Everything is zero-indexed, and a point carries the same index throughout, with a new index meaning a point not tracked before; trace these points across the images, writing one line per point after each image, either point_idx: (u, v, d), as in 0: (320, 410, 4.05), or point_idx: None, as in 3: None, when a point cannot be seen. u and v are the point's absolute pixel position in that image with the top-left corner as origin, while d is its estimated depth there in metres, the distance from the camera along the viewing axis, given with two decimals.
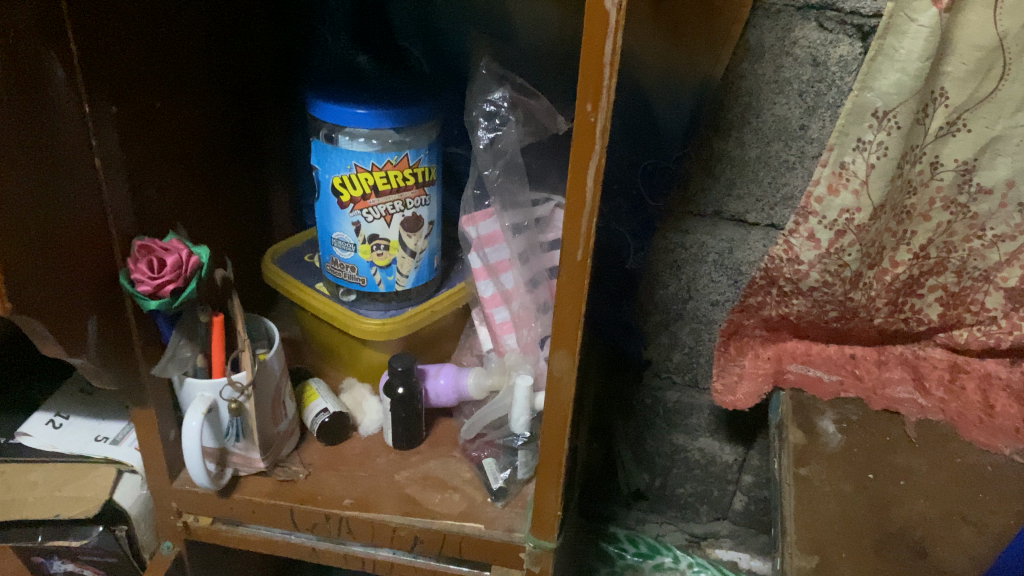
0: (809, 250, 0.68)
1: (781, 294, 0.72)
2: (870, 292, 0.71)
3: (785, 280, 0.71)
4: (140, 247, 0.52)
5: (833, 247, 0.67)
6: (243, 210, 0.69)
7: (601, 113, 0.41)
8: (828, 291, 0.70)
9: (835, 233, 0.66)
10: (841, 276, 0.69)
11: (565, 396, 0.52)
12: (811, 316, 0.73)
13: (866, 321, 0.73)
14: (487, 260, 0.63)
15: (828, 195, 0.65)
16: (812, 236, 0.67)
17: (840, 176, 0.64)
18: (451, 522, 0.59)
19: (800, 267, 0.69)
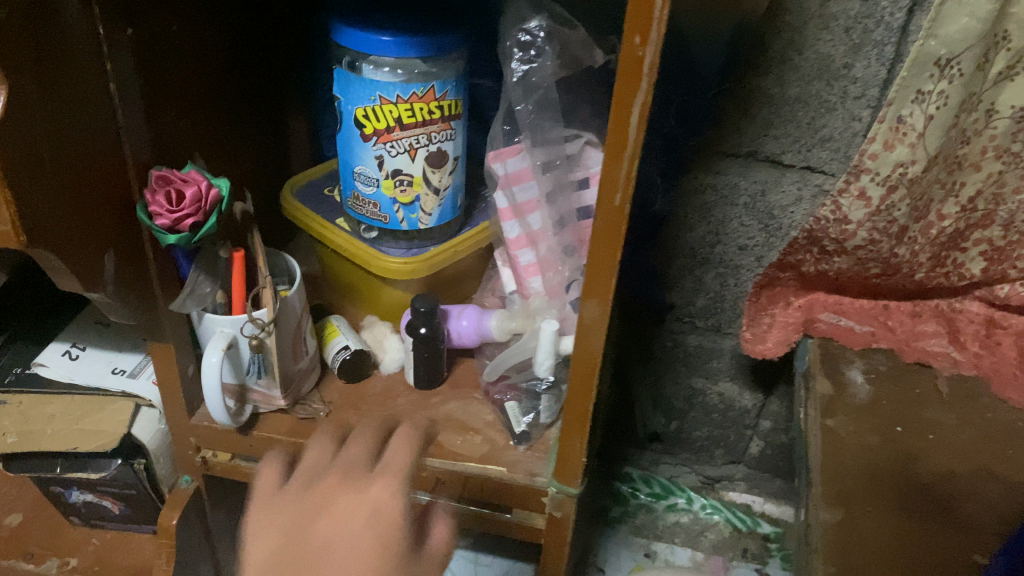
0: (858, 210, 0.66)
1: (823, 253, 0.70)
2: (915, 247, 0.69)
3: (829, 240, 0.69)
4: (158, 178, 0.49)
5: (884, 205, 0.65)
6: (262, 141, 0.66)
7: (649, 47, 0.39)
8: (874, 249, 0.68)
9: (886, 189, 0.64)
10: (878, 227, 0.66)
11: (595, 344, 0.50)
12: (851, 273, 0.71)
13: (906, 276, 0.71)
14: (514, 200, 0.61)
15: (883, 151, 0.62)
16: (862, 194, 0.65)
17: (897, 131, 0.61)
18: (473, 464, 0.59)
19: (847, 227, 0.67)
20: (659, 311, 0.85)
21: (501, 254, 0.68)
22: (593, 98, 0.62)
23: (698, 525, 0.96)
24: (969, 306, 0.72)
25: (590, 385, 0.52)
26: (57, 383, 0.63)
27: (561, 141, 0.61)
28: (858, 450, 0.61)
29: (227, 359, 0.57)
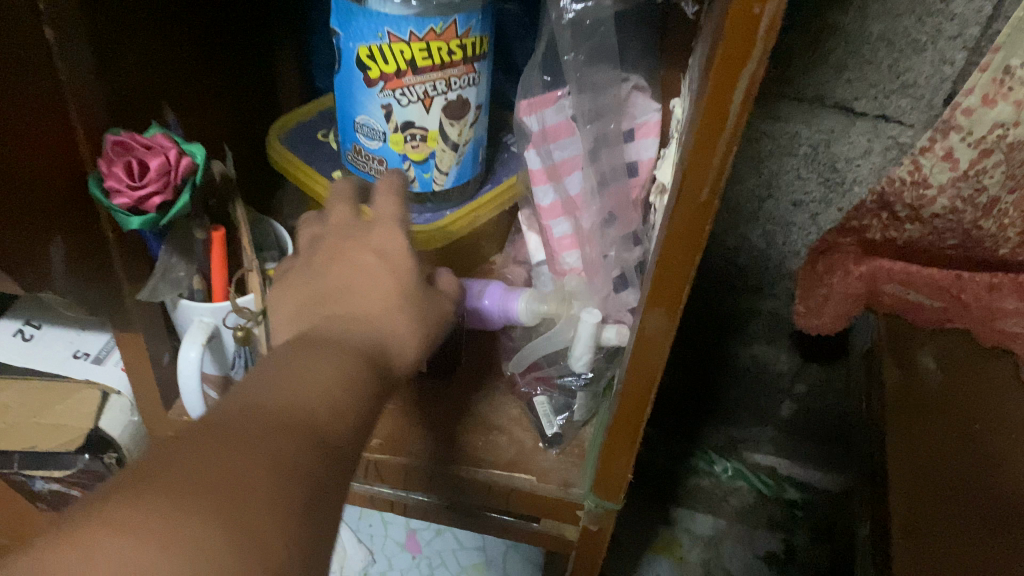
0: (942, 172, 0.57)
1: (894, 219, 0.62)
2: (1004, 221, 0.59)
3: (904, 205, 0.61)
4: (115, 145, 0.39)
5: (973, 169, 0.56)
6: (244, 78, 0.55)
7: (769, 2, 0.28)
8: (954, 218, 0.59)
9: (979, 152, 0.55)
10: (961, 195, 0.58)
11: (658, 358, 0.41)
12: (925, 241, 0.62)
13: (989, 250, 0.61)
14: (550, 159, 0.52)
15: (981, 107, 0.53)
16: (949, 155, 0.56)
17: (1002, 84, 0.52)
18: (497, 472, 0.51)
19: (927, 190, 0.58)
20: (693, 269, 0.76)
21: (526, 216, 0.58)
22: (645, 40, 0.51)
23: (720, 490, 0.91)
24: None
25: (647, 398, 0.44)
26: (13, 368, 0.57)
27: (615, 85, 0.50)
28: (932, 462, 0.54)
29: (207, 352, 0.48)
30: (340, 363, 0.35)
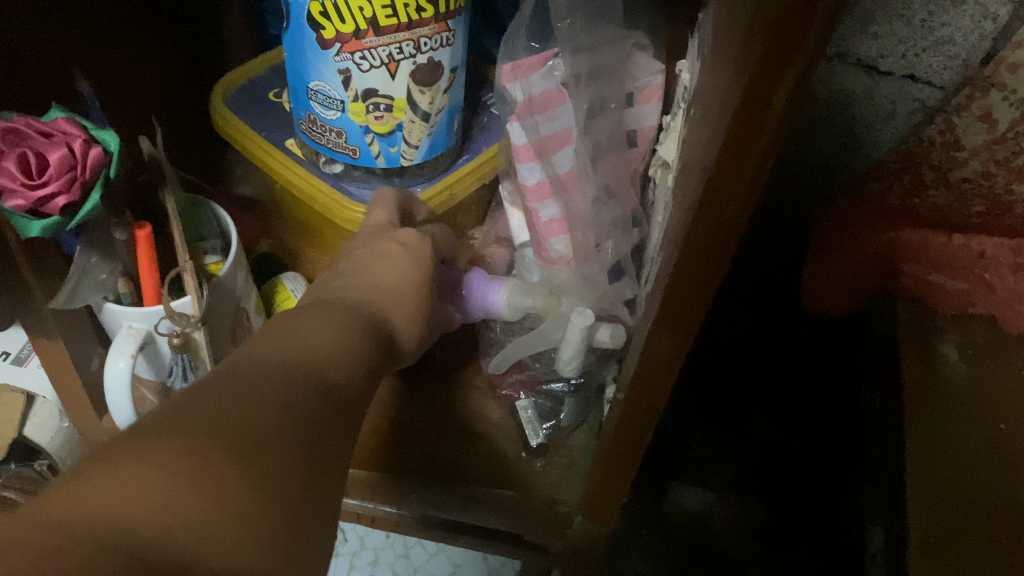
0: (977, 134, 0.52)
1: (917, 182, 0.56)
2: None
3: (927, 168, 0.55)
4: (5, 131, 0.32)
5: (1011, 133, 0.51)
6: (180, 33, 0.47)
7: None
8: (983, 185, 0.54)
9: (1020, 114, 0.50)
10: (995, 158, 0.53)
11: (662, 387, 0.35)
12: (946, 209, 0.56)
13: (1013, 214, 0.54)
14: (537, 133, 0.44)
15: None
16: (987, 116, 0.51)
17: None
18: (476, 486, 0.46)
19: (957, 154, 0.53)
20: None
21: (507, 189, 0.50)
22: None
23: None
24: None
25: (644, 429, 0.37)
26: None
27: (620, 45, 0.43)
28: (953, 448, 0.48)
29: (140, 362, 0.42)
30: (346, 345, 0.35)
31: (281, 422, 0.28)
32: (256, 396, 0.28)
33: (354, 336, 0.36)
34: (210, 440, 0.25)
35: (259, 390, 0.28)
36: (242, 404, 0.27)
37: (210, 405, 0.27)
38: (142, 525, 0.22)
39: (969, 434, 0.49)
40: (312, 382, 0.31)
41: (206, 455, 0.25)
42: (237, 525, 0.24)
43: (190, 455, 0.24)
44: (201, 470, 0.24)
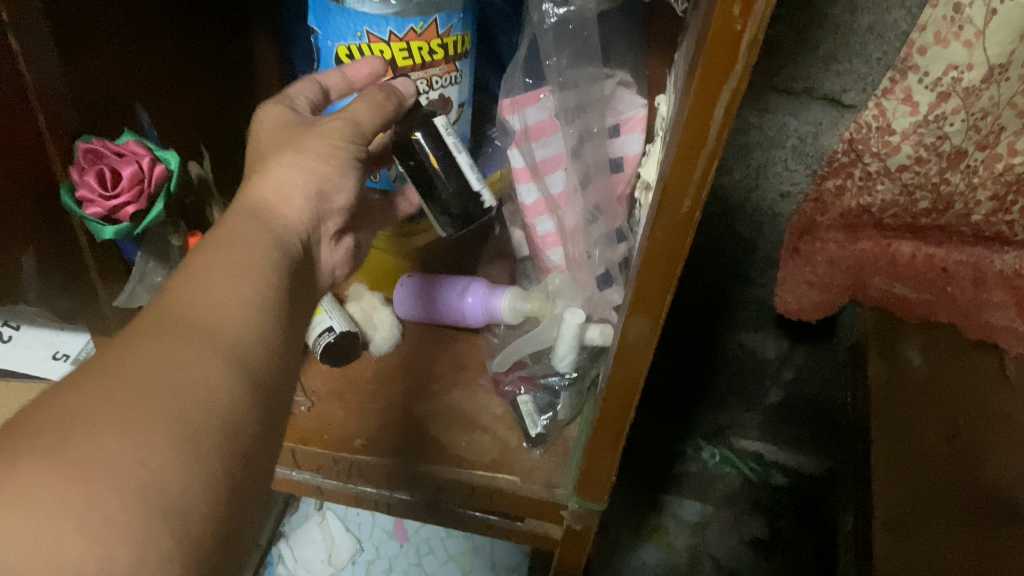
0: (903, 117, 0.54)
1: (866, 175, 0.59)
2: (972, 178, 0.56)
3: (870, 156, 0.58)
4: (86, 152, 0.38)
5: (933, 114, 0.52)
6: (223, 75, 0.54)
7: (752, 19, 0.27)
8: (920, 170, 0.56)
9: (937, 96, 0.52)
10: (924, 142, 0.54)
11: (640, 363, 0.41)
12: (896, 204, 0.59)
13: (962, 215, 0.58)
14: (533, 157, 0.51)
15: (935, 45, 0.50)
16: (909, 98, 0.53)
17: (952, 22, 0.48)
18: (480, 472, 0.51)
19: (890, 138, 0.55)
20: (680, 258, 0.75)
21: (510, 212, 0.57)
22: (630, 32, 0.51)
23: (708, 476, 0.93)
24: (1010, 258, 0.59)
25: (628, 406, 0.43)
26: None
27: (599, 81, 0.48)
28: (914, 443, 0.56)
29: None
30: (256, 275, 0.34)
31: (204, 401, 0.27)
32: (228, 301, 0.32)
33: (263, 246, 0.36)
34: (198, 349, 0.29)
35: (228, 297, 0.32)
36: (213, 314, 0.31)
37: (190, 318, 0.30)
38: (176, 424, 0.26)
39: (927, 429, 0.56)
40: (275, 287, 0.34)
41: (205, 362, 0.29)
42: (249, 423, 0.29)
43: (195, 365, 0.28)
44: (207, 377, 0.28)
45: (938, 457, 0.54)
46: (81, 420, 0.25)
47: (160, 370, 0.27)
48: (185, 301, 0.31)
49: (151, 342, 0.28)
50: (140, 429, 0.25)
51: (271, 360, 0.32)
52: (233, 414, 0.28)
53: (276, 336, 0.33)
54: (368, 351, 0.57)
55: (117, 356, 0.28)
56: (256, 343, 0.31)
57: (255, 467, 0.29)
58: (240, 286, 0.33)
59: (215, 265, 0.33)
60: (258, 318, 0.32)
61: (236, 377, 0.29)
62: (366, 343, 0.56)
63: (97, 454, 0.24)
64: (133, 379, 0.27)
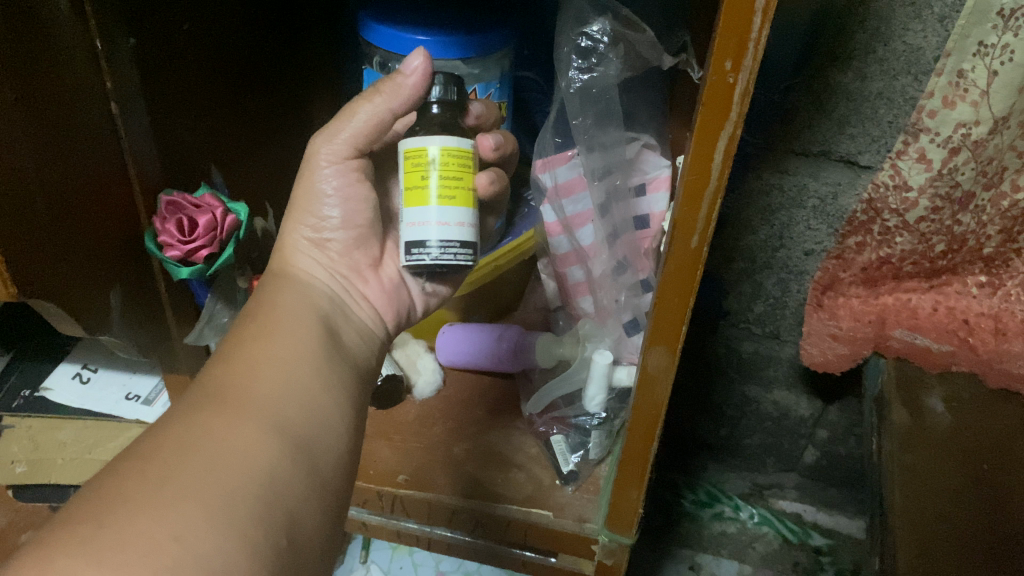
0: (919, 174, 0.58)
1: (885, 229, 0.62)
2: (982, 216, 0.59)
3: (889, 212, 0.61)
4: (168, 205, 0.45)
5: (946, 168, 0.56)
6: (287, 144, 0.60)
7: (743, 73, 0.30)
8: (936, 219, 0.60)
9: (948, 151, 0.56)
10: (940, 194, 0.58)
11: (660, 395, 0.43)
12: (915, 254, 0.63)
13: (974, 250, 0.61)
14: (564, 213, 0.55)
15: (943, 108, 0.54)
16: (922, 156, 0.57)
17: (957, 86, 0.52)
18: (516, 508, 0.54)
19: (907, 194, 0.59)
20: (713, 315, 0.78)
21: (542, 265, 0.62)
22: (650, 97, 0.55)
23: (746, 536, 0.96)
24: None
25: (653, 436, 0.46)
26: (68, 408, 0.65)
27: (623, 143, 0.53)
28: (938, 486, 0.55)
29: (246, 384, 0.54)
30: (263, 335, 0.42)
31: (234, 473, 0.33)
32: (256, 372, 0.39)
33: (272, 311, 0.45)
34: (234, 417, 0.36)
35: (262, 365, 0.40)
36: (250, 384, 0.38)
37: (222, 390, 0.37)
38: (216, 486, 0.32)
39: (950, 475, 0.56)
40: (285, 342, 0.42)
41: (242, 424, 0.35)
42: (279, 479, 0.34)
43: (232, 433, 0.35)
44: (240, 441, 0.34)
45: (963, 498, 0.54)
46: (129, 484, 0.31)
47: (197, 442, 0.33)
48: (222, 378, 0.38)
49: (188, 418, 0.35)
50: (184, 489, 0.31)
51: (304, 419, 0.38)
52: (272, 463, 0.34)
53: (311, 402, 0.40)
54: (411, 395, 0.61)
55: (166, 432, 0.34)
56: (290, 404, 0.38)
57: (292, 508, 0.34)
58: (268, 355, 0.40)
59: (248, 338, 0.41)
60: (293, 388, 0.39)
61: (269, 437, 0.36)
62: (409, 388, 0.61)
63: (158, 510, 0.30)
64: (178, 445, 0.33)
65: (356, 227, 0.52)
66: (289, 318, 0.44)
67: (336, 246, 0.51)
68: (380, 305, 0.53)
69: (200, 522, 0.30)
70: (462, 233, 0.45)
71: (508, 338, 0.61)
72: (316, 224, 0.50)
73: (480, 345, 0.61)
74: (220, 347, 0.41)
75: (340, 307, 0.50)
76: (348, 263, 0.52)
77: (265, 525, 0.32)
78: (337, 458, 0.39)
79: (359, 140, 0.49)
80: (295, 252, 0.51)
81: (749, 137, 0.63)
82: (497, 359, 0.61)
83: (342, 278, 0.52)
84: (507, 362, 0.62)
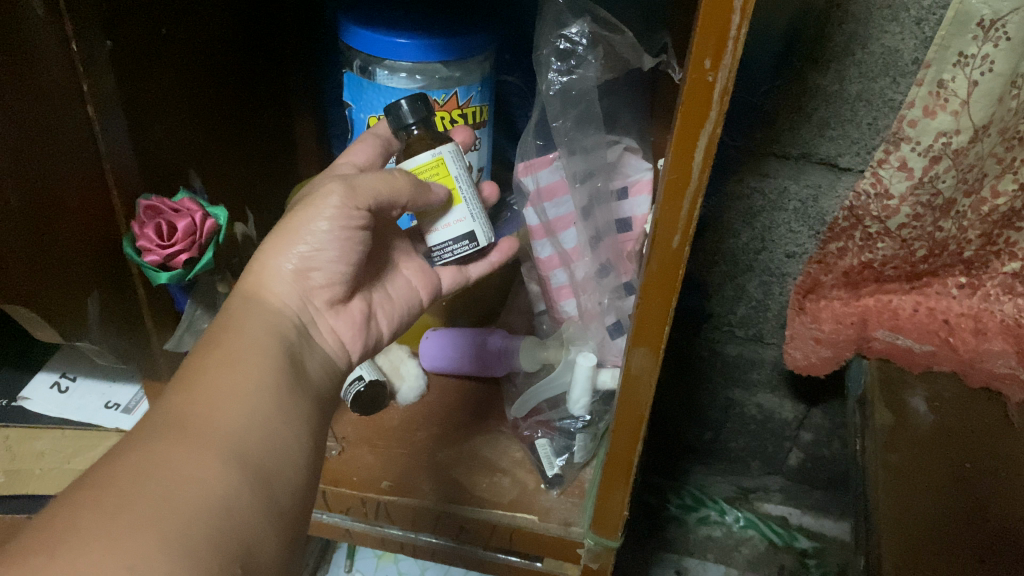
0: (900, 182, 0.59)
1: (866, 236, 0.64)
2: (963, 222, 0.60)
3: (871, 219, 0.62)
4: (147, 209, 0.44)
5: (927, 176, 0.57)
6: (265, 149, 0.59)
7: (721, 71, 0.30)
8: (919, 225, 0.61)
9: (929, 160, 0.57)
10: (923, 202, 0.59)
11: (642, 396, 0.43)
12: (897, 259, 0.63)
13: (954, 255, 0.62)
14: (545, 216, 0.54)
15: (923, 118, 0.55)
16: (903, 165, 0.58)
17: (937, 96, 0.54)
18: (501, 512, 0.53)
19: (889, 202, 0.60)
20: (696, 319, 0.78)
21: (524, 268, 0.62)
22: (634, 102, 0.55)
23: (732, 539, 0.96)
24: (1009, 308, 0.63)
25: (638, 436, 0.45)
26: (46, 417, 0.64)
27: (604, 147, 0.53)
28: (920, 486, 0.55)
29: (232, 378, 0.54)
30: (225, 359, 0.40)
31: (193, 492, 0.32)
32: (217, 388, 0.37)
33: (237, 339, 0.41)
34: (195, 445, 0.34)
35: (223, 390, 0.38)
36: (211, 411, 0.36)
37: (188, 414, 0.36)
38: (178, 511, 0.31)
39: (935, 474, 0.56)
40: (257, 361, 0.40)
41: (203, 453, 0.34)
42: (241, 493, 0.34)
43: (189, 459, 0.33)
44: (202, 469, 0.33)
45: (948, 497, 0.54)
46: (84, 515, 0.29)
47: (156, 469, 0.32)
48: (179, 403, 0.36)
49: (149, 445, 0.33)
50: (143, 520, 0.29)
51: (265, 447, 0.37)
52: (227, 489, 0.33)
53: (272, 428, 0.38)
54: (395, 401, 0.61)
55: (122, 459, 0.32)
56: (254, 429, 0.37)
57: (253, 526, 0.34)
58: (230, 381, 0.38)
59: (211, 365, 0.39)
60: (258, 410, 0.38)
61: (227, 451, 0.35)
62: (392, 393, 0.61)
63: (114, 538, 0.28)
64: (137, 472, 0.32)
65: (340, 264, 0.48)
66: (254, 347, 0.41)
67: (314, 280, 0.47)
68: (348, 339, 0.51)
69: (165, 545, 0.29)
70: (454, 233, 0.48)
71: (493, 345, 0.61)
72: (304, 254, 0.46)
73: (460, 350, 0.61)
74: (180, 372, 0.39)
75: (303, 338, 0.47)
76: (323, 296, 0.48)
77: (226, 540, 0.32)
78: (297, 472, 0.39)
79: (375, 199, 0.45)
80: (273, 278, 0.46)
81: (729, 140, 0.63)
82: (482, 365, 0.62)
83: (313, 310, 0.48)
84: (489, 366, 0.62)
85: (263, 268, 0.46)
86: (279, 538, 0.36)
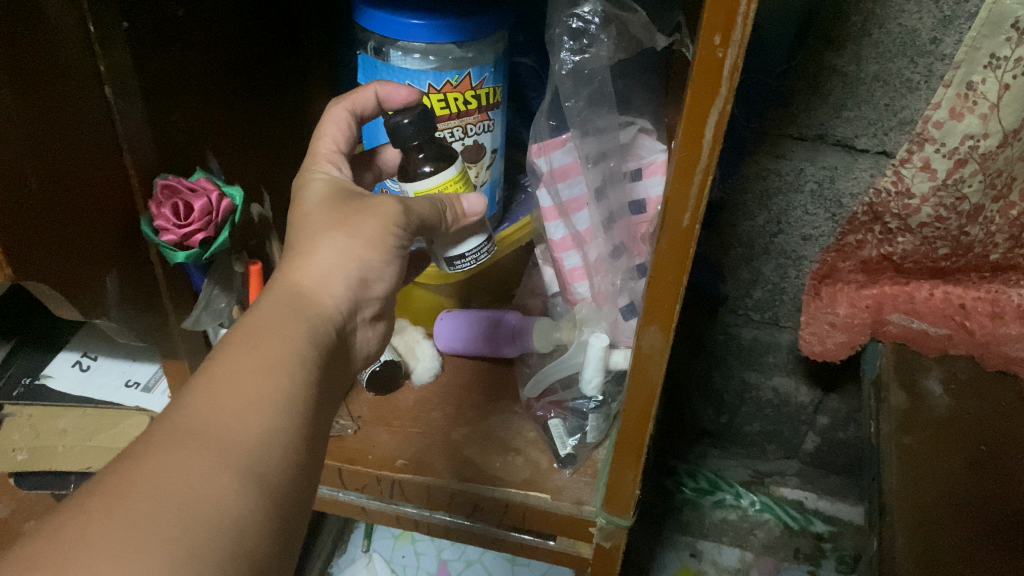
0: (922, 182, 0.59)
1: (886, 230, 0.64)
2: (990, 227, 0.61)
3: (891, 216, 0.63)
4: (163, 188, 0.46)
5: (951, 179, 0.58)
6: (280, 132, 0.60)
7: (730, 48, 0.30)
8: (941, 227, 0.61)
9: (954, 163, 0.57)
10: (944, 203, 0.59)
11: (655, 374, 0.43)
12: (918, 255, 0.64)
13: (980, 257, 0.63)
14: (560, 197, 0.55)
15: (950, 120, 0.55)
16: (927, 165, 0.58)
17: (966, 99, 0.54)
18: (514, 491, 0.54)
19: (910, 201, 0.61)
20: (712, 301, 0.78)
21: (541, 251, 0.61)
22: (649, 84, 0.54)
23: (747, 523, 0.96)
24: None
25: (648, 416, 0.46)
26: (67, 395, 0.65)
27: (616, 128, 0.53)
28: (938, 468, 0.55)
29: None
30: (255, 343, 0.38)
31: (206, 481, 0.32)
32: (238, 370, 0.37)
33: (262, 321, 0.40)
34: (204, 458, 0.33)
35: (245, 371, 0.37)
36: (226, 423, 0.34)
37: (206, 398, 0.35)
38: (191, 515, 0.30)
39: (950, 457, 0.55)
40: (293, 341, 0.40)
41: (218, 472, 0.32)
42: (258, 479, 0.34)
43: (207, 447, 0.33)
44: (211, 486, 0.32)
45: (964, 478, 0.54)
46: (93, 527, 0.29)
47: (167, 477, 0.31)
48: (196, 413, 0.35)
49: (166, 441, 0.33)
50: (154, 540, 0.29)
51: (286, 457, 0.35)
52: (244, 481, 0.33)
53: (294, 442, 0.36)
54: (410, 380, 0.62)
55: (133, 463, 0.32)
56: (290, 416, 0.36)
57: (273, 517, 0.34)
58: (259, 390, 0.36)
59: (233, 345, 0.38)
60: (280, 419, 0.36)
61: (252, 435, 0.35)
62: (407, 373, 0.61)
63: (126, 546, 0.28)
64: (149, 477, 0.31)
65: (387, 267, 0.47)
66: (286, 336, 0.40)
67: (365, 288, 0.46)
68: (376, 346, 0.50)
69: (174, 554, 0.29)
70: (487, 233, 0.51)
71: (507, 322, 0.62)
72: (358, 268, 0.45)
73: (476, 330, 0.62)
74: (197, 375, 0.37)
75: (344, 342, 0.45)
76: (369, 305, 0.47)
77: (247, 535, 0.32)
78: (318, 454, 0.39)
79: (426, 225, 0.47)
80: (319, 290, 0.43)
81: (745, 121, 0.62)
82: (494, 341, 0.62)
83: (358, 318, 0.46)
84: (502, 348, 0.62)
85: (320, 267, 0.44)
86: (296, 516, 0.37)
